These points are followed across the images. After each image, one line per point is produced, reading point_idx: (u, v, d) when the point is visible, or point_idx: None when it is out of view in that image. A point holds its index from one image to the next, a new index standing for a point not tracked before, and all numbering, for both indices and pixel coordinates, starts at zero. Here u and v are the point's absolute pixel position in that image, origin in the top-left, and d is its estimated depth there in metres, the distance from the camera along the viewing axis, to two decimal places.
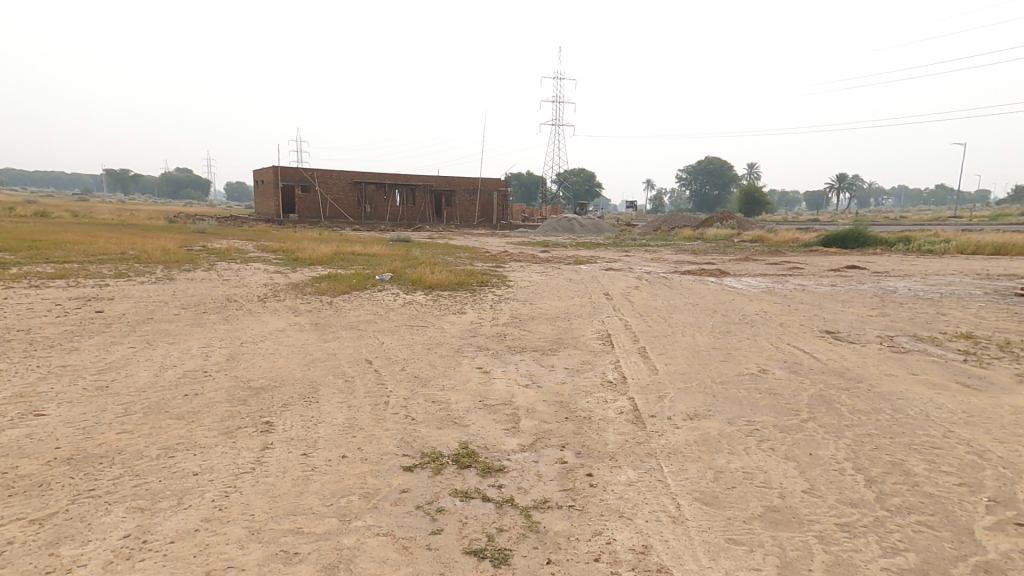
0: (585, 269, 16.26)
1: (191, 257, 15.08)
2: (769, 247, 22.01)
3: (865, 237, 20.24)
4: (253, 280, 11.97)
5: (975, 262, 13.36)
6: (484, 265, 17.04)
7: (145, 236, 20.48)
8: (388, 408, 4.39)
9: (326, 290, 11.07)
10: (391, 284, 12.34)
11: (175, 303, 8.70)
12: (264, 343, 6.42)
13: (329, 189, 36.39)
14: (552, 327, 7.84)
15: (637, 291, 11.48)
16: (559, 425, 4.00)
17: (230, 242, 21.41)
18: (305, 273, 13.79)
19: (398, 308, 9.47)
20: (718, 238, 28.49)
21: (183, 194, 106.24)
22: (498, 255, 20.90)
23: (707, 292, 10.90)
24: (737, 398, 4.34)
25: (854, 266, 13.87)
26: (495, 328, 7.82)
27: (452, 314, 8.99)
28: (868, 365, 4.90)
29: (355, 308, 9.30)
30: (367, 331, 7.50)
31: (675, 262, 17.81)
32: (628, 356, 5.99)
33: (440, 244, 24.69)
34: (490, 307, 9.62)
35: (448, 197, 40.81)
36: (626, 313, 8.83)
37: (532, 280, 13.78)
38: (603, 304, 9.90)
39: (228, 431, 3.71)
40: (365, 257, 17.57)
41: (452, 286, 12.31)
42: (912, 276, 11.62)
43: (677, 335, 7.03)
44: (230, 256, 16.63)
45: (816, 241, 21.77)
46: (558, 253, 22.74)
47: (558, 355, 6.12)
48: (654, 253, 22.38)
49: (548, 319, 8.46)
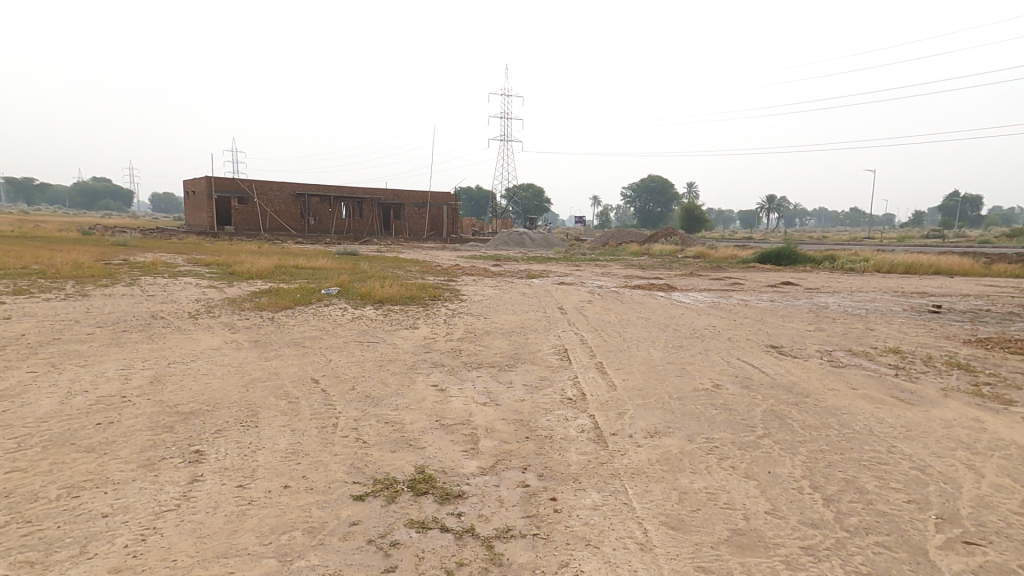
0: (537, 283, 16.36)
1: (112, 272, 13.82)
2: (711, 263, 23.13)
3: (796, 254, 21.69)
4: (184, 296, 11.11)
5: (892, 280, 14.59)
6: (435, 279, 16.76)
7: (57, 249, 18.60)
8: (336, 431, 4.09)
9: (268, 305, 10.44)
10: (338, 299, 11.83)
11: (89, 321, 7.87)
12: (195, 363, 5.88)
13: (270, 199, 34.79)
14: (509, 342, 7.73)
15: (590, 305, 11.64)
16: (519, 445, 3.86)
17: (158, 255, 19.92)
18: (243, 288, 12.98)
19: (346, 324, 9.05)
20: (664, 253, 29.68)
21: (105, 201, 98.25)
22: (450, 268, 20.66)
23: (657, 306, 11.21)
24: (694, 414, 4.39)
25: (789, 282, 14.76)
26: (450, 343, 7.62)
27: (404, 329, 8.68)
28: (812, 379, 5.14)
29: (299, 324, 8.80)
30: (313, 349, 7.08)
31: (624, 277, 18.27)
32: (586, 371, 6.00)
33: (389, 257, 24.13)
34: (443, 322, 9.41)
35: (398, 209, 40.11)
36: (580, 328, 8.89)
37: (485, 294, 13.66)
38: (557, 318, 9.93)
39: (148, 463, 3.29)
40: (310, 270, 16.82)
41: (403, 300, 11.97)
42: (840, 292, 12.49)
43: (631, 349, 7.12)
44: (157, 270, 15.41)
45: (752, 258, 23.07)
46: (510, 266, 22.81)
47: (516, 371, 6.01)
48: (603, 267, 22.94)
49: (504, 334, 8.33)
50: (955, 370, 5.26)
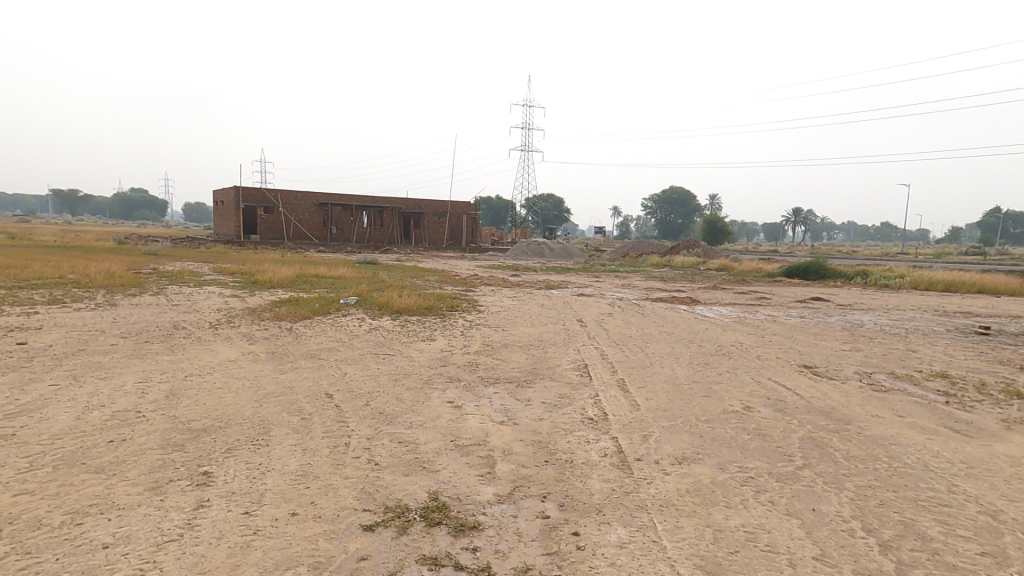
0: (557, 295, 16.13)
1: (139, 281, 14.08)
2: (735, 276, 22.56)
3: (825, 268, 21.02)
4: (206, 305, 11.21)
5: (930, 297, 13.95)
6: (453, 289, 16.67)
7: (89, 258, 19.12)
8: (348, 451, 3.93)
9: (287, 315, 10.45)
10: (357, 309, 11.80)
11: (112, 331, 7.93)
12: (211, 376, 5.82)
13: (294, 209, 35.41)
14: (527, 356, 7.52)
15: (611, 319, 11.36)
16: (539, 470, 3.65)
17: (184, 263, 20.32)
18: (264, 297, 13.06)
19: (363, 335, 8.96)
20: (686, 265, 29.14)
21: (138, 211, 101.70)
22: (468, 278, 20.57)
23: (680, 320, 10.87)
24: (725, 439, 4.11)
25: (819, 297, 14.24)
26: (467, 357, 7.45)
27: (421, 342, 8.54)
28: (854, 405, 4.80)
29: (317, 335, 8.75)
30: (328, 361, 6.98)
31: (644, 289, 17.91)
32: (607, 388, 5.74)
33: (408, 267, 24.20)
34: (460, 334, 9.26)
35: (417, 219, 40.41)
36: (601, 342, 8.63)
37: (503, 305, 13.49)
38: (577, 331, 9.69)
39: (154, 486, 3.18)
40: (330, 280, 16.90)
41: (421, 311, 11.88)
42: (874, 309, 11.96)
43: (655, 366, 6.84)
44: (182, 279, 15.68)
45: (778, 271, 22.43)
46: (528, 277, 22.61)
47: (534, 387, 5.79)
48: (624, 279, 22.59)
49: (522, 348, 8.13)
50: (1013, 399, 4.86)
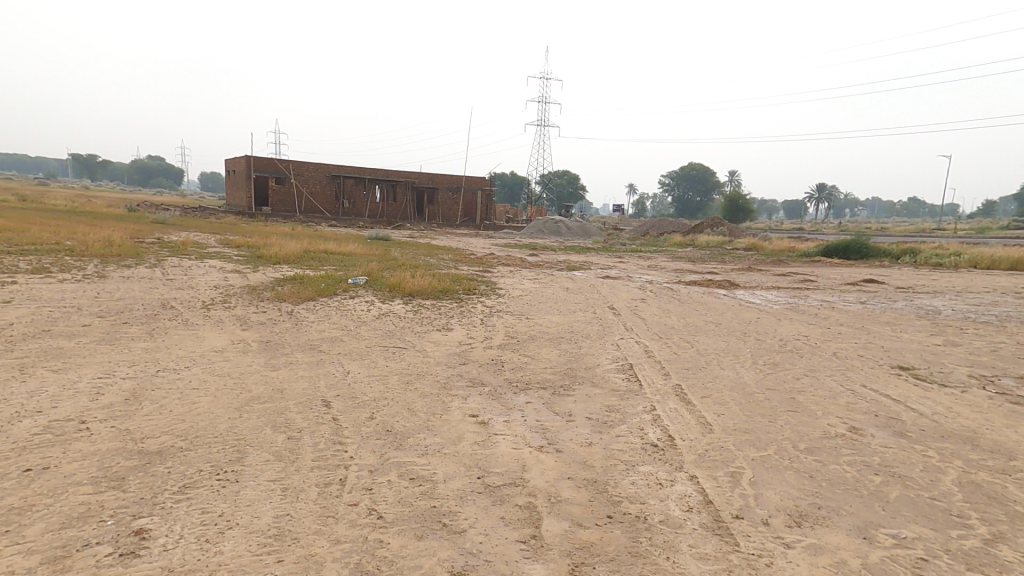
0: (580, 276, 15.03)
1: (138, 252, 13.24)
2: (768, 256, 21.19)
3: (868, 248, 19.57)
4: (204, 281, 10.33)
5: (998, 279, 12.58)
6: (469, 269, 15.67)
7: (91, 224, 18.33)
8: (342, 496, 2.93)
9: (289, 295, 9.53)
10: (366, 290, 10.86)
11: (90, 308, 7.03)
12: (188, 371, 4.88)
13: (305, 182, 34.47)
14: (559, 354, 6.51)
15: (644, 304, 10.26)
16: (604, 535, 2.62)
17: (189, 235, 19.50)
18: (266, 274, 12.16)
19: (372, 322, 8.01)
20: (711, 245, 27.75)
21: (152, 184, 101.69)
22: (484, 257, 19.54)
23: (724, 307, 9.74)
24: (851, 478, 3.04)
25: (872, 280, 12.96)
26: (489, 355, 6.49)
27: (437, 332, 7.58)
28: (1002, 428, 3.69)
29: (320, 321, 7.83)
30: (329, 355, 6.03)
31: (674, 272, 16.73)
32: (664, 398, 4.71)
33: (421, 244, 23.22)
34: (480, 323, 8.31)
35: (431, 195, 39.25)
36: (641, 334, 7.59)
37: (524, 289, 12.47)
38: (611, 320, 8.65)
39: (59, 560, 2.23)
40: (339, 257, 15.94)
41: (436, 294, 10.93)
42: (942, 293, 10.67)
43: (713, 365, 5.77)
44: (184, 252, 14.85)
45: (815, 251, 21.00)
46: (547, 256, 21.52)
47: (573, 399, 4.79)
48: (648, 260, 21.41)
49: (552, 343, 7.12)
50: None
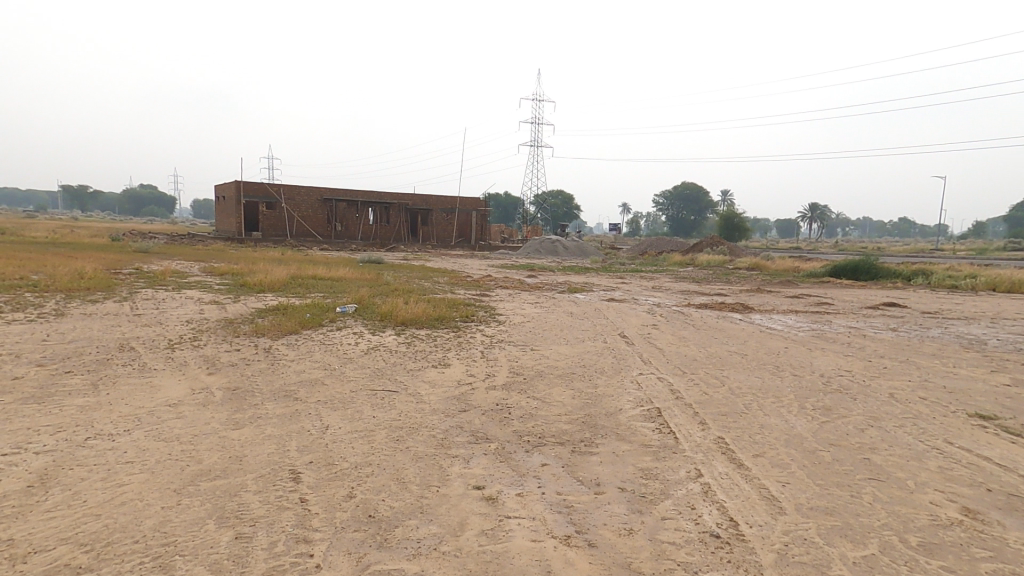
0: (582, 299, 14.30)
1: (109, 285, 12.41)
2: (774, 276, 20.60)
3: (876, 267, 19.00)
4: (175, 316, 9.49)
5: (1023, 302, 11.94)
6: (466, 293, 14.90)
7: (65, 255, 17.48)
8: None
9: (269, 329, 8.69)
10: (355, 320, 10.04)
11: (34, 355, 6.18)
12: (126, 437, 4.04)
13: (297, 204, 33.84)
14: (573, 396, 5.66)
15: (657, 332, 9.52)
16: None
17: (170, 263, 18.67)
18: (248, 304, 11.32)
19: (359, 359, 7.15)
20: (712, 264, 27.23)
21: (145, 209, 101.24)
22: (481, 280, 18.79)
23: (743, 335, 8.99)
24: None
25: (892, 303, 12.28)
26: (493, 397, 5.65)
27: (432, 370, 6.76)
28: None
29: (301, 360, 6.99)
30: (306, 404, 5.17)
31: (680, 294, 16.03)
32: (711, 458, 3.87)
33: (416, 266, 22.50)
34: (480, 357, 7.50)
35: (425, 216, 38.70)
36: (660, 368, 6.81)
37: (525, 314, 11.70)
38: (624, 352, 7.88)
39: None
40: (328, 282, 15.13)
41: (431, 322, 10.14)
42: (973, 318, 9.97)
43: (754, 411, 4.95)
44: (162, 282, 14.01)
45: (821, 270, 20.40)
46: (547, 277, 20.83)
47: (600, 459, 3.93)
48: (650, 280, 20.76)
49: (563, 381, 6.27)
50: None
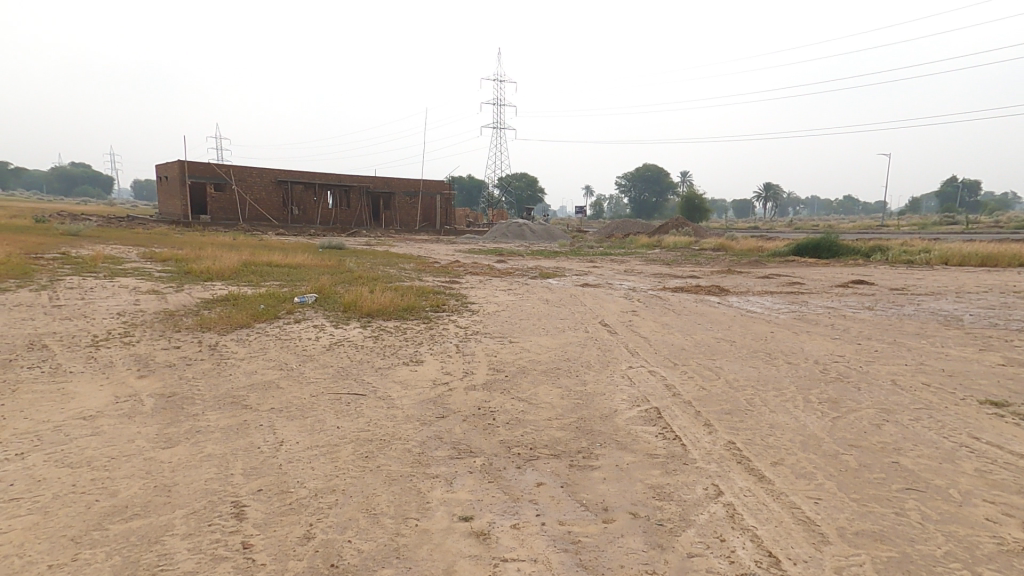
0: (556, 285, 13.85)
1: (27, 273, 11.00)
2: (741, 257, 20.75)
3: (838, 245, 19.36)
4: (105, 308, 8.39)
5: (982, 275, 12.23)
6: (434, 280, 14.18)
7: None
8: None
9: (216, 322, 7.77)
10: (315, 311, 9.21)
11: None
12: (19, 465, 3.24)
13: (249, 187, 31.82)
14: (562, 396, 5.14)
15: (637, 319, 9.15)
16: None
17: (104, 249, 17.00)
18: (191, 294, 10.22)
19: (320, 357, 6.41)
20: (680, 246, 27.31)
21: (82, 193, 94.13)
22: (449, 266, 18.06)
23: (725, 318, 8.73)
24: None
25: (861, 281, 12.37)
26: (473, 400, 5.07)
27: (403, 369, 6.12)
28: None
29: (252, 358, 6.19)
30: (256, 413, 4.43)
31: (654, 277, 15.82)
32: (728, 466, 3.41)
33: (379, 252, 21.49)
34: (455, 353, 6.90)
35: (387, 199, 37.28)
36: (649, 360, 6.41)
37: (499, 302, 11.14)
38: (608, 343, 7.46)
39: None
40: (284, 270, 14.07)
41: (399, 313, 9.44)
42: (942, 294, 10.05)
43: (759, 402, 4.57)
44: (92, 269, 12.62)
45: (785, 250, 20.71)
46: (517, 263, 20.27)
47: (603, 477, 3.41)
48: (621, 263, 20.58)
49: (548, 379, 5.75)
50: None
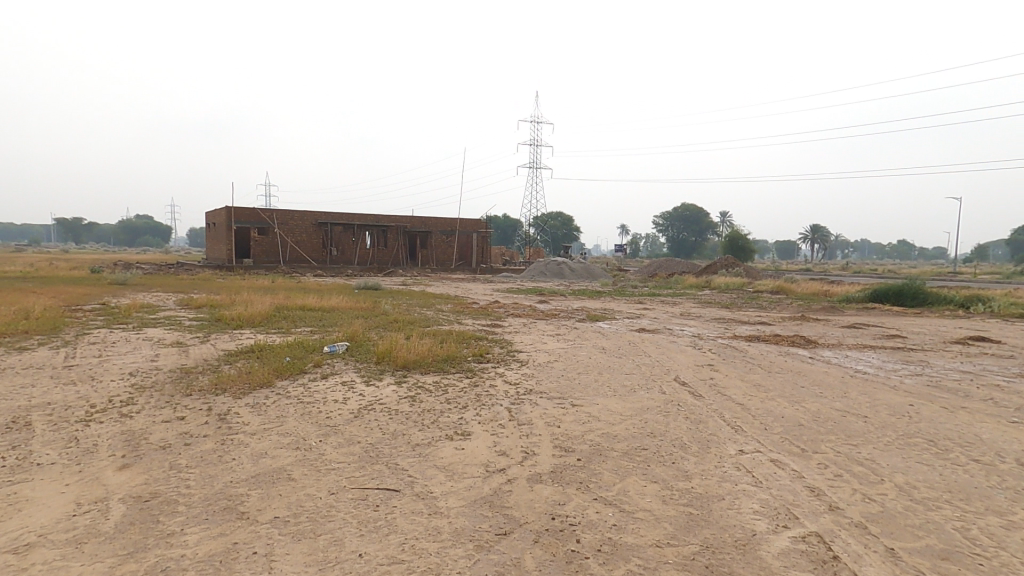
0: (610, 331, 12.45)
1: (57, 325, 10.65)
2: (808, 302, 18.78)
3: (925, 294, 17.18)
4: (120, 367, 7.65)
5: None
6: (476, 325, 13.04)
7: (27, 292, 15.73)
8: None
9: (233, 381, 6.78)
10: (345, 363, 8.16)
11: None
12: None
13: (291, 228, 32.21)
14: (662, 498, 3.75)
15: (721, 377, 7.64)
16: None
17: (141, 296, 16.85)
18: (216, 345, 9.42)
19: (345, 431, 5.24)
20: (733, 287, 25.49)
21: (142, 236, 100.66)
22: (489, 307, 16.97)
23: (835, 381, 7.11)
24: None
25: (982, 338, 10.38)
26: (541, 503, 3.75)
27: (447, 449, 4.87)
28: None
29: (264, 433, 5.11)
30: (249, 534, 3.28)
31: (718, 322, 14.17)
32: None
33: (416, 292, 20.70)
34: (509, 423, 5.62)
35: (424, 238, 37.12)
36: (761, 437, 4.95)
37: (550, 351, 9.83)
38: (696, 409, 6.01)
39: None
40: (318, 314, 13.29)
41: (438, 364, 8.28)
42: None
43: (988, 534, 3.03)
44: (125, 318, 12.20)
45: (860, 294, 18.68)
46: (560, 303, 18.96)
47: None
48: (674, 304, 18.98)
49: (636, 468, 4.35)
50: None
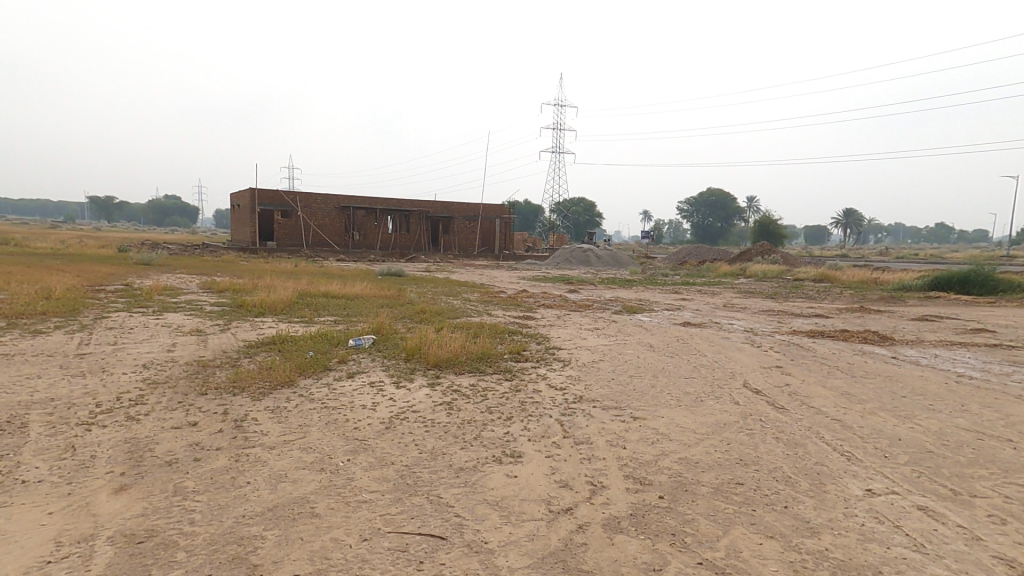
0: (653, 325, 11.50)
1: (74, 307, 10.17)
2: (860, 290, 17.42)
3: (992, 279, 15.73)
4: (132, 356, 7.05)
5: None
6: (507, 316, 12.22)
7: (51, 270, 15.47)
8: None
9: (252, 378, 6.08)
10: (371, 360, 7.42)
11: None
12: None
13: (314, 212, 31.76)
14: (790, 566, 2.87)
15: (799, 383, 6.66)
16: None
17: (163, 278, 16.50)
18: (235, 335, 8.79)
19: (376, 448, 4.48)
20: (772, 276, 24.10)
21: (168, 219, 102.52)
22: (518, 296, 16.14)
23: (940, 390, 6.08)
24: None
25: None
26: (631, 568, 2.90)
27: (497, 476, 4.06)
28: None
29: (284, 447, 4.39)
30: None
31: (768, 315, 13.08)
32: None
33: (440, 279, 19.98)
34: (566, 441, 4.79)
35: (446, 224, 36.38)
36: (884, 470, 4.01)
37: (594, 348, 8.95)
38: (784, 427, 5.09)
39: None
40: (341, 301, 12.64)
41: (473, 362, 7.50)
42: None
43: None
44: (143, 301, 11.71)
45: (917, 280, 17.21)
46: (592, 293, 18.00)
47: None
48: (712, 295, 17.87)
49: (740, 511, 3.47)
50: None
